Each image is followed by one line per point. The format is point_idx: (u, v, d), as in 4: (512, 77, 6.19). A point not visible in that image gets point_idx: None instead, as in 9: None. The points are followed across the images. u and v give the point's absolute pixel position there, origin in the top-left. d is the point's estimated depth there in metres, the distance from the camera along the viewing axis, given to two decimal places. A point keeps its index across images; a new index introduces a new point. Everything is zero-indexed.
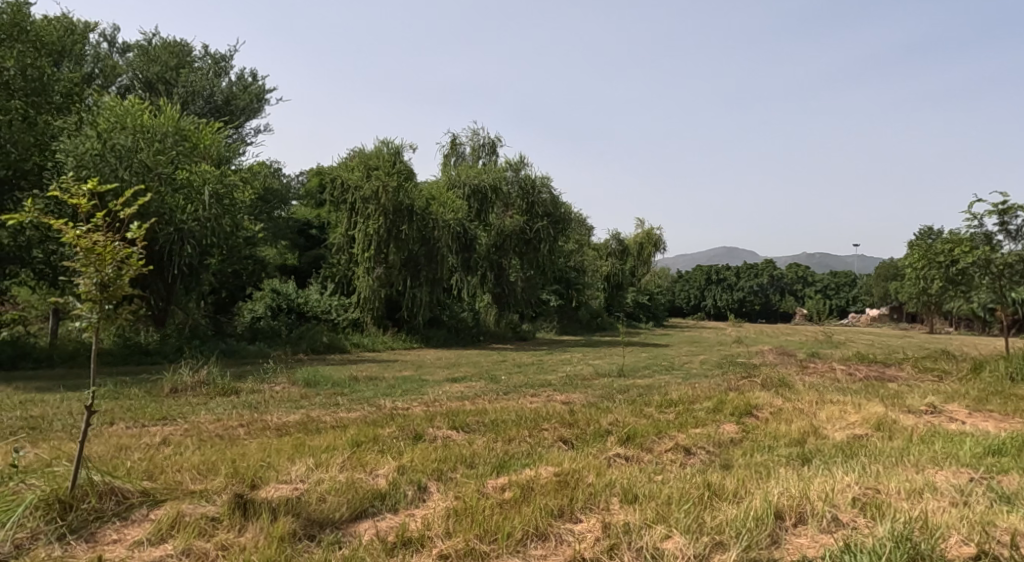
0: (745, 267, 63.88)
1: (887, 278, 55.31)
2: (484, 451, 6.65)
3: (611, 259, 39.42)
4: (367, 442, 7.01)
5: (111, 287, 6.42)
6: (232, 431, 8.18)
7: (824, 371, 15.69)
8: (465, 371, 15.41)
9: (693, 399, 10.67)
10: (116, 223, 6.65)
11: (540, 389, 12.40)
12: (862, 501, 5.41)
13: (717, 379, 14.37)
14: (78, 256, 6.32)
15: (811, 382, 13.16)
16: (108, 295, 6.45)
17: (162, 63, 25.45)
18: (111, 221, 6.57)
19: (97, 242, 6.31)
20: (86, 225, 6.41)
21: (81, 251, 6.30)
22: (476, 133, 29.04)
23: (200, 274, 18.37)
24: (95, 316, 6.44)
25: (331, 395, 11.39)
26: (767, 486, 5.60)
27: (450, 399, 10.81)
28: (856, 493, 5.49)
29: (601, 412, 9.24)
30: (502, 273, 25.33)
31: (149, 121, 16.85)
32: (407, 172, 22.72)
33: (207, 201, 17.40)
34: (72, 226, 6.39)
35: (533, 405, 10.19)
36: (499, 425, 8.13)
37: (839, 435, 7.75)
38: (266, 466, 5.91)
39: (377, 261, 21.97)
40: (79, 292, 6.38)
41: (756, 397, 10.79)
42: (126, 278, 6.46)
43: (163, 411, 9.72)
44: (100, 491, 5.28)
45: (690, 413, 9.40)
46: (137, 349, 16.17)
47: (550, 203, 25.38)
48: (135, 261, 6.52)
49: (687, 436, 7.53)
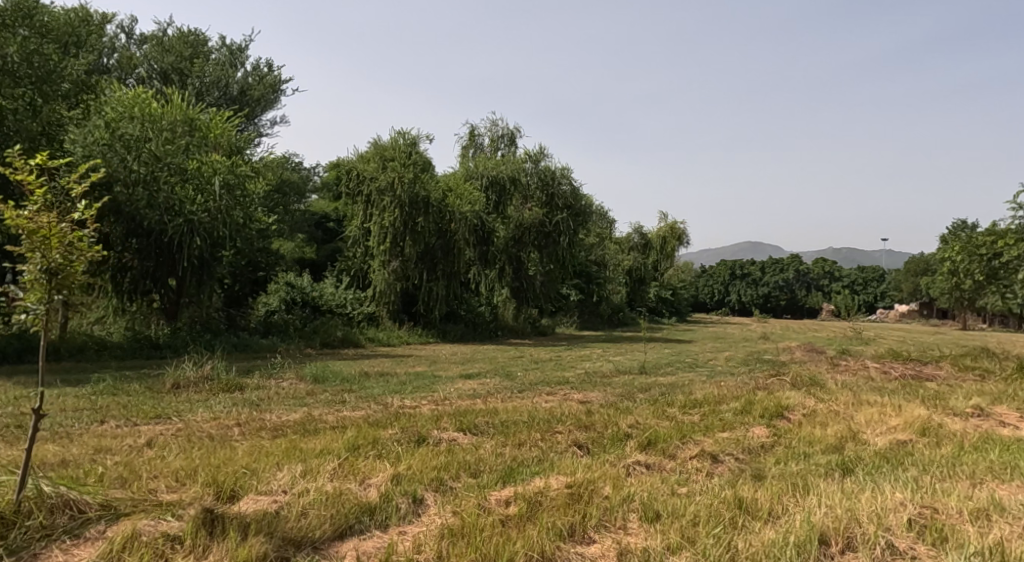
0: (770, 262, 62.90)
1: (918, 273, 54.00)
2: (491, 457, 6.10)
3: (633, 253, 38.63)
4: (366, 445, 6.49)
5: (62, 274, 5.67)
6: (226, 431, 7.67)
7: (857, 368, 14.98)
8: (480, 366, 14.86)
9: (718, 400, 10.05)
10: (67, 201, 5.90)
11: (557, 387, 11.83)
12: (919, 524, 4.78)
13: (744, 377, 13.70)
14: (21, 240, 5.55)
15: (843, 382, 12.46)
16: (57, 284, 5.70)
17: (177, 54, 25.00)
18: (59, 201, 5.82)
19: (42, 224, 5.54)
20: (29, 206, 5.65)
21: (24, 234, 5.53)
22: (494, 124, 28.49)
23: (212, 267, 17.80)
24: (42, 308, 5.68)
25: (338, 392, 10.89)
26: (808, 504, 4.97)
27: (461, 398, 10.28)
28: (912, 514, 4.86)
29: (620, 413, 8.65)
30: (521, 266, 24.79)
31: (157, 110, 16.62)
32: (424, 163, 22.11)
33: (218, 193, 16.99)
34: (12, 207, 5.63)
35: (548, 404, 9.64)
36: (510, 427, 7.58)
37: (880, 440, 7.09)
38: (247, 474, 5.41)
39: (393, 255, 21.46)
40: (23, 281, 5.62)
41: (785, 398, 10.15)
42: (78, 264, 5.70)
43: (160, 407, 9.26)
44: (50, 505, 4.78)
45: (717, 414, 8.78)
46: (147, 343, 15.83)
47: (570, 195, 24.58)
48: (86, 245, 5.76)
49: (713, 441, 6.93)
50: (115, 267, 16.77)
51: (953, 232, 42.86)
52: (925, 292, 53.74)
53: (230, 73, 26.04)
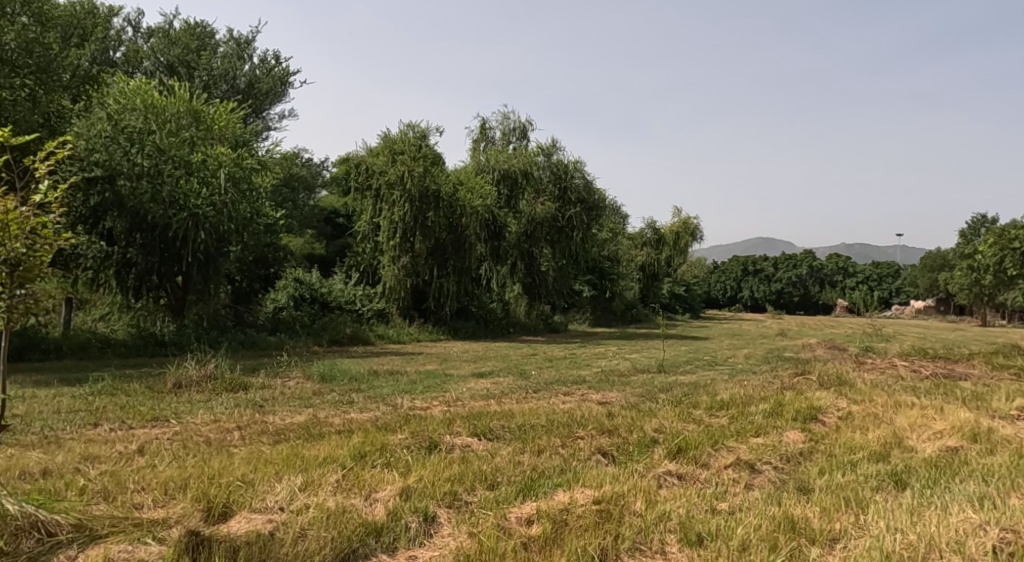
0: (783, 257, 62.24)
1: (934, 268, 53.13)
2: (509, 467, 5.61)
3: (646, 248, 37.99)
4: (373, 452, 6.01)
5: None
6: (226, 435, 7.21)
7: (885, 366, 14.41)
8: (492, 365, 14.37)
9: (746, 402, 9.53)
10: None
11: (574, 388, 11.32)
12: (1003, 552, 4.25)
13: (768, 376, 13.17)
14: None
15: (873, 381, 11.91)
16: None
17: (183, 46, 24.58)
18: None
19: None
20: None
21: None
22: (505, 117, 28.02)
23: (218, 262, 17.35)
24: None
25: (346, 392, 10.41)
26: (871, 529, 4.45)
27: (474, 398, 9.81)
28: (994, 540, 4.34)
29: (643, 416, 8.14)
30: (533, 262, 24.28)
31: (159, 100, 16.29)
32: (434, 156, 21.64)
33: (223, 185, 16.56)
34: None
35: (567, 406, 9.17)
36: (528, 432, 7.08)
37: (929, 447, 6.56)
38: (243, 486, 4.96)
39: (403, 250, 21.03)
40: None
41: (816, 399, 9.62)
42: None
43: (158, 409, 8.79)
44: (15, 528, 4.29)
45: (747, 417, 8.25)
46: (152, 340, 15.41)
47: (583, 189, 24.07)
48: None
49: (748, 448, 6.42)
50: (119, 263, 16.39)
51: (972, 227, 42.02)
52: (941, 288, 52.87)
53: (238, 66, 25.61)
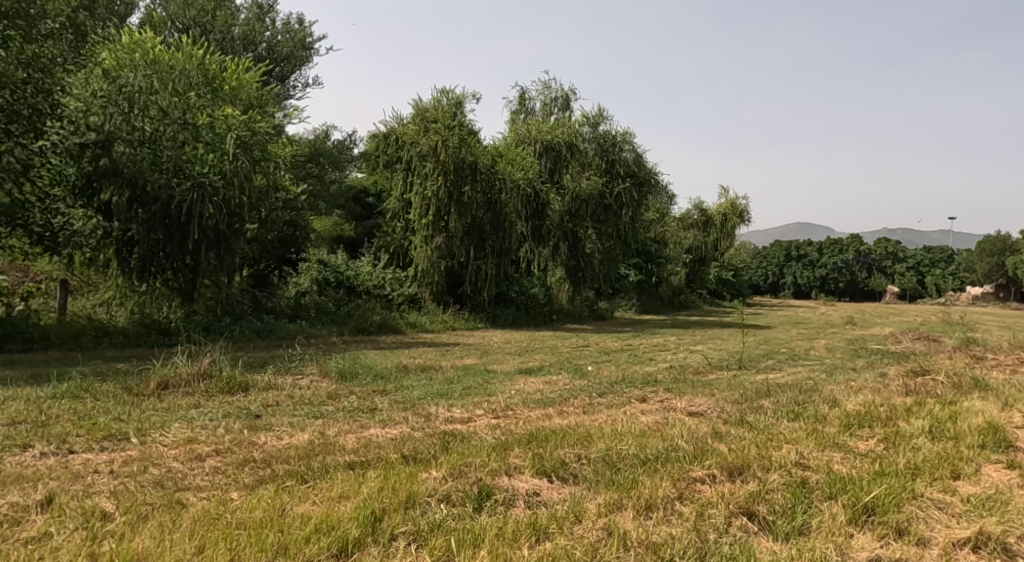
0: (829, 243, 58.96)
1: (994, 253, 49.64)
2: (610, 543, 3.97)
3: (693, 230, 35.47)
4: (409, 510, 4.20)
5: None
6: (193, 468, 5.12)
7: (1011, 364, 11.96)
8: (540, 359, 12.12)
9: (889, 415, 7.19)
10: None
11: (647, 390, 9.12)
12: None
13: (876, 376, 10.86)
14: None
15: (1017, 384, 9.57)
16: None
17: (199, 7, 22.64)
18: None
19: None
20: None
21: None
22: (547, 87, 25.80)
23: (230, 240, 15.00)
24: None
25: (368, 395, 8.34)
26: None
27: (531, 408, 7.67)
28: None
29: (769, 440, 5.91)
30: (577, 243, 21.84)
31: (163, 56, 14.45)
32: (470, 125, 19.50)
33: (232, 152, 14.47)
34: None
35: (650, 419, 7.06)
36: (621, 469, 4.90)
37: None
38: None
39: (437, 230, 18.95)
40: None
41: (977, 413, 7.28)
42: None
43: (123, 421, 6.72)
44: None
45: (908, 440, 6.08)
46: (155, 328, 13.46)
47: (632, 162, 21.65)
48: None
49: (997, 526, 4.21)
50: (120, 241, 14.27)
51: None
52: (1003, 272, 49.37)
53: (259, 30, 23.80)
